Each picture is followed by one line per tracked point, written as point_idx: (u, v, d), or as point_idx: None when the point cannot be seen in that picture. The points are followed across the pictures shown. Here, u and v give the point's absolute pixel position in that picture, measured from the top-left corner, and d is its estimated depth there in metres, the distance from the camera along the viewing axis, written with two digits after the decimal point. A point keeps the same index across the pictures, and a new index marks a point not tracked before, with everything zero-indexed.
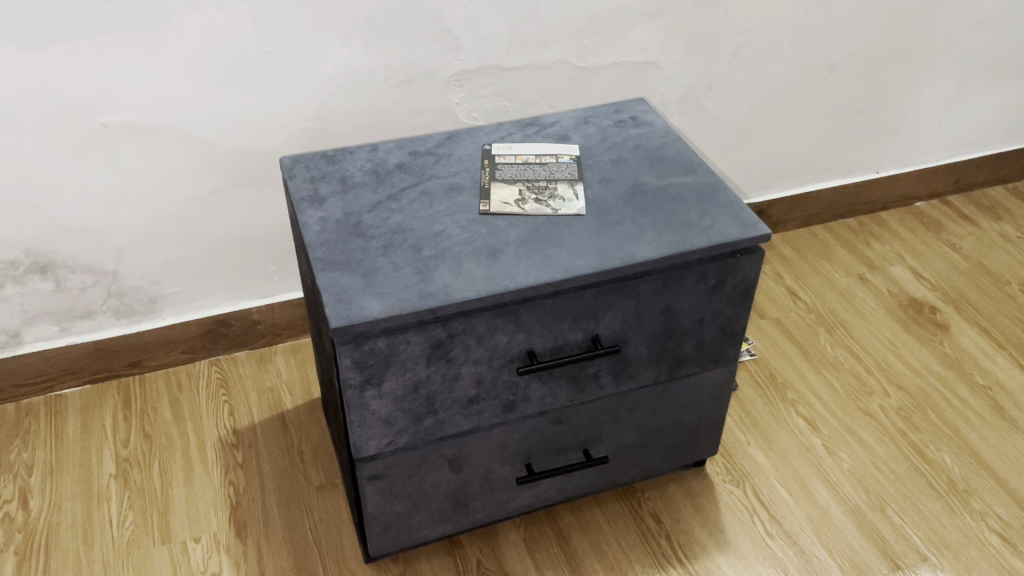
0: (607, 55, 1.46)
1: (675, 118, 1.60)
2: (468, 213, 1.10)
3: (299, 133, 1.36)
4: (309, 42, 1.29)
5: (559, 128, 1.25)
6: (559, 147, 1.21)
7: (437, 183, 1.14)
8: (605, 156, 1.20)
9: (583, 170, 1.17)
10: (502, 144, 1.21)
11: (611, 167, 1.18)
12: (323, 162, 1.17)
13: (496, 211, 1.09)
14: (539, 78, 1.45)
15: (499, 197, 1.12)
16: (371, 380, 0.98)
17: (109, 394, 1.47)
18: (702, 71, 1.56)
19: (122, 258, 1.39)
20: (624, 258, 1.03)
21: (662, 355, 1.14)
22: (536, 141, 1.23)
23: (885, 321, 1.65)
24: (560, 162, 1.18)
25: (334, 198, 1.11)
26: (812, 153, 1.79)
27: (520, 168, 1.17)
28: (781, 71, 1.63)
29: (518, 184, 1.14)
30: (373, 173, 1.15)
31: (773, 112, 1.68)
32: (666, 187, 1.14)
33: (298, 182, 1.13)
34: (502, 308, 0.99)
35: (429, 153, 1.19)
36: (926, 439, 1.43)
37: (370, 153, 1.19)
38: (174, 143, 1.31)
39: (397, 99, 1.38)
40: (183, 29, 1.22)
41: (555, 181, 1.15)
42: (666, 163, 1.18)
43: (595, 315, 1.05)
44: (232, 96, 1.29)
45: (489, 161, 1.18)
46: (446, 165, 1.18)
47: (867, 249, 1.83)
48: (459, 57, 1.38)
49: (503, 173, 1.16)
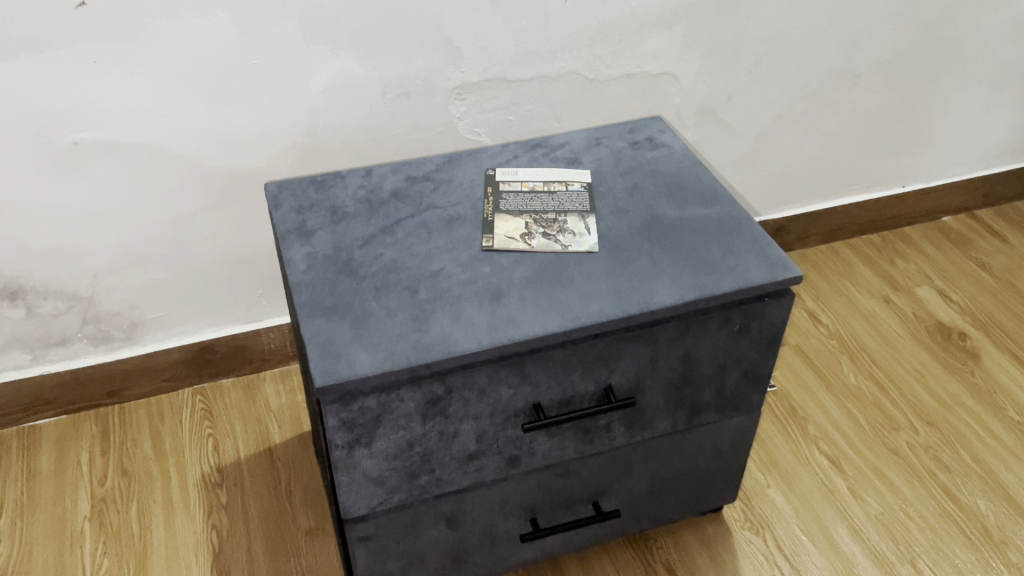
0: (620, 65, 1.36)
1: (691, 131, 1.49)
2: (469, 249, 1.00)
3: (288, 151, 1.27)
4: (298, 54, 1.18)
5: (569, 151, 1.15)
6: (569, 173, 1.11)
7: (435, 214, 1.05)
8: (618, 182, 1.10)
9: (595, 200, 1.07)
10: (507, 170, 1.12)
11: (625, 196, 1.08)
12: (312, 189, 1.07)
13: (500, 247, 1.00)
14: (546, 90, 1.34)
15: (502, 231, 1.02)
16: (360, 439, 0.89)
17: (86, 426, 1.38)
18: (721, 81, 1.45)
19: (98, 283, 1.29)
20: (640, 304, 0.93)
21: (679, 404, 1.04)
22: (544, 166, 1.13)
23: (911, 348, 1.55)
24: (570, 191, 1.09)
25: (323, 231, 1.01)
26: (835, 168, 1.68)
27: (526, 197, 1.08)
28: (804, 81, 1.52)
29: (524, 216, 1.05)
30: (366, 202, 1.06)
31: (795, 124, 1.58)
32: (686, 219, 1.04)
33: (284, 212, 1.04)
34: (506, 360, 0.90)
35: (427, 180, 1.10)
36: (958, 481, 1.34)
37: (363, 179, 1.10)
38: (152, 163, 1.21)
39: (394, 114, 1.28)
40: (160, 40, 1.11)
41: (565, 212, 1.05)
42: (685, 191, 1.09)
43: (608, 364, 0.95)
44: (214, 111, 1.19)
45: (492, 189, 1.09)
46: (444, 193, 1.08)
47: (890, 267, 1.73)
48: (460, 70, 1.27)
49: (508, 204, 1.06)
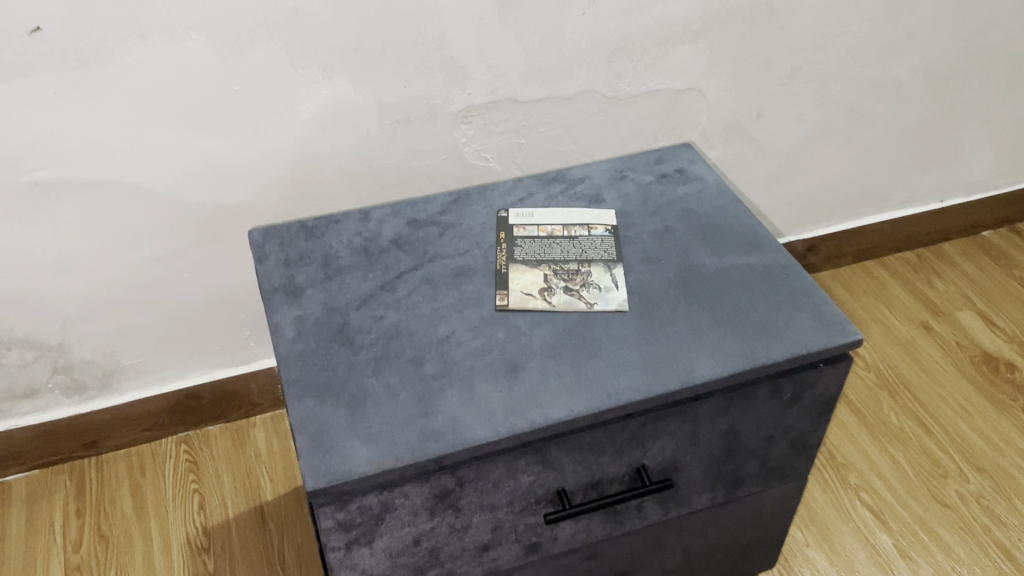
0: (641, 82, 1.23)
1: (718, 150, 1.37)
2: (481, 309, 0.88)
3: (275, 184, 1.14)
4: (284, 78, 1.05)
5: (590, 187, 1.03)
6: (592, 214, 0.99)
7: (441, 266, 0.93)
8: (647, 224, 0.98)
9: (622, 246, 0.95)
10: (521, 210, 1.00)
11: (656, 241, 0.96)
12: (301, 237, 0.95)
13: (516, 307, 0.88)
14: (561, 111, 1.22)
15: (518, 286, 0.90)
16: (359, 540, 0.78)
17: (61, 482, 1.27)
18: (751, 96, 1.32)
19: (68, 330, 1.17)
20: (679, 378, 0.81)
21: (719, 477, 0.93)
22: (563, 205, 1.01)
23: (955, 381, 1.43)
24: (593, 235, 0.96)
25: (314, 289, 0.89)
26: (871, 184, 1.55)
27: (544, 244, 0.95)
28: (840, 93, 1.38)
29: (542, 267, 0.93)
30: (363, 252, 0.94)
31: (830, 140, 1.44)
32: (725, 269, 0.92)
33: (270, 265, 0.92)
34: (526, 447, 0.78)
35: (432, 224, 0.98)
36: (1014, 536, 1.22)
37: (360, 223, 0.97)
38: (125, 202, 1.09)
39: (393, 141, 1.16)
40: (128, 68, 0.98)
41: (588, 262, 0.93)
42: (723, 235, 0.96)
43: (642, 444, 0.83)
44: (190, 143, 1.06)
45: (506, 234, 0.96)
46: (451, 240, 0.96)
47: (928, 289, 1.61)
48: (466, 91, 1.14)
49: (523, 252, 0.94)
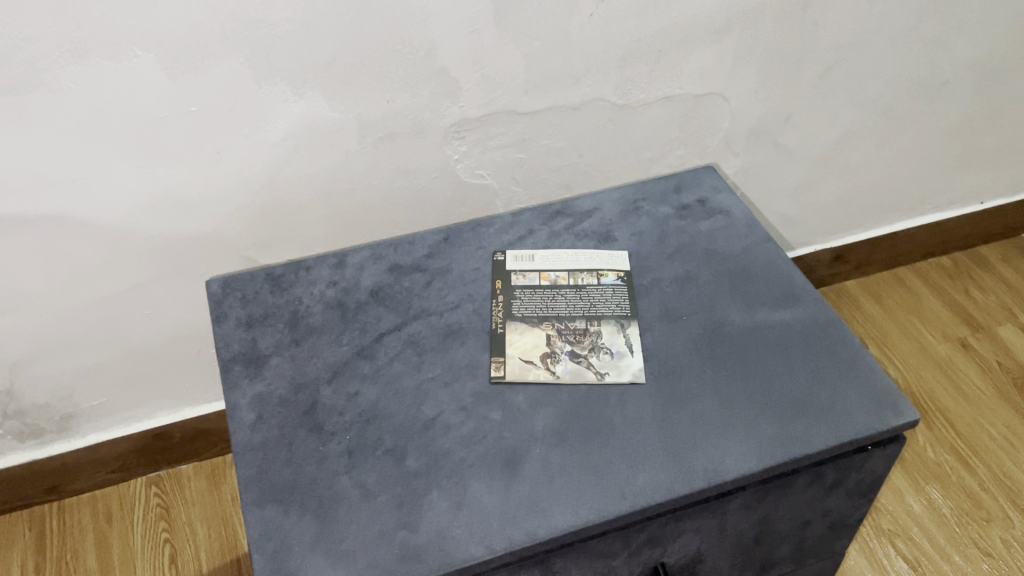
0: (656, 88, 1.09)
1: (740, 158, 1.23)
2: (474, 381, 0.75)
3: (244, 212, 1.01)
4: (248, 97, 0.91)
5: (599, 222, 0.90)
6: (602, 256, 0.86)
7: (427, 324, 0.80)
8: (665, 270, 0.85)
9: (637, 299, 0.82)
10: (520, 252, 0.87)
11: (676, 293, 0.83)
12: (267, 291, 0.83)
13: (514, 379, 0.75)
14: (566, 121, 1.08)
15: (517, 351, 0.78)
16: None
17: (20, 531, 1.16)
18: (779, 99, 1.18)
19: (17, 375, 1.05)
20: (706, 473, 0.69)
21: (748, 564, 0.81)
22: (568, 245, 0.88)
23: (998, 408, 1.31)
24: (604, 284, 0.84)
25: (279, 359, 0.77)
26: (906, 188, 1.41)
27: (547, 296, 0.83)
28: (878, 93, 1.23)
29: (544, 326, 0.80)
30: (337, 309, 0.81)
31: (864, 143, 1.30)
32: (757, 329, 0.80)
33: (230, 326, 0.80)
34: (526, 560, 0.66)
35: (417, 270, 0.85)
36: None
37: (334, 271, 0.85)
38: (72, 238, 0.96)
39: (376, 160, 1.02)
40: (65, 91, 0.85)
41: (598, 319, 0.80)
42: (754, 285, 0.84)
43: (661, 544, 0.72)
44: (144, 171, 0.93)
45: (503, 283, 0.84)
46: (440, 291, 0.83)
47: (966, 300, 1.47)
48: (458, 103, 1.00)
49: (523, 307, 0.82)
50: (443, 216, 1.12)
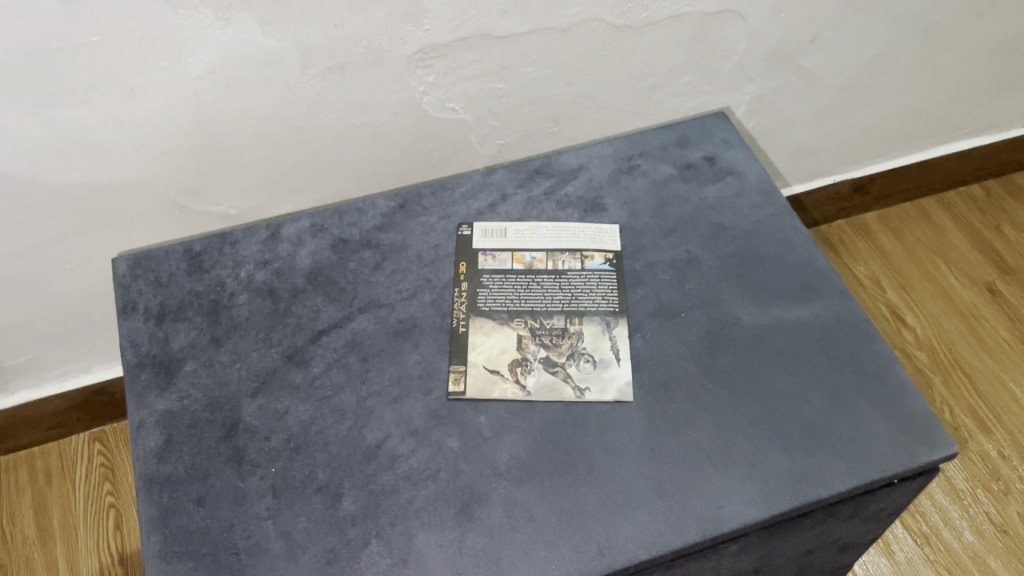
0: (662, 6, 0.91)
1: (755, 84, 1.06)
2: (428, 397, 0.63)
3: (171, 154, 0.86)
4: (161, 24, 0.74)
5: (586, 185, 0.75)
6: (588, 232, 0.72)
7: (374, 320, 0.67)
8: (662, 252, 0.71)
9: (627, 289, 0.69)
10: (490, 225, 0.72)
11: (674, 282, 0.69)
12: (184, 272, 0.70)
13: (475, 395, 0.63)
14: (552, 46, 0.91)
15: (481, 358, 0.65)
16: None
17: None
18: (806, 17, 1.00)
19: None
20: (698, 524, 0.57)
21: None
22: (548, 216, 0.73)
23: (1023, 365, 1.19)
24: (588, 269, 0.70)
25: (195, 363, 0.64)
26: (940, 114, 1.24)
27: (520, 284, 0.69)
28: (921, 8, 1.05)
29: (515, 324, 0.67)
30: (267, 298, 0.68)
31: (897, 65, 1.13)
32: (768, 330, 0.67)
33: (137, 318, 0.67)
34: None
35: (365, 248, 0.71)
36: None
37: (265, 246, 0.71)
38: None
39: (325, 94, 0.86)
40: None
41: (579, 316, 0.67)
42: (767, 272, 0.70)
43: None
44: (41, 112, 0.78)
45: (467, 265, 0.70)
46: (392, 275, 0.70)
47: (996, 237, 1.33)
48: (422, 28, 0.83)
49: (491, 298, 0.68)
50: (409, 154, 0.97)
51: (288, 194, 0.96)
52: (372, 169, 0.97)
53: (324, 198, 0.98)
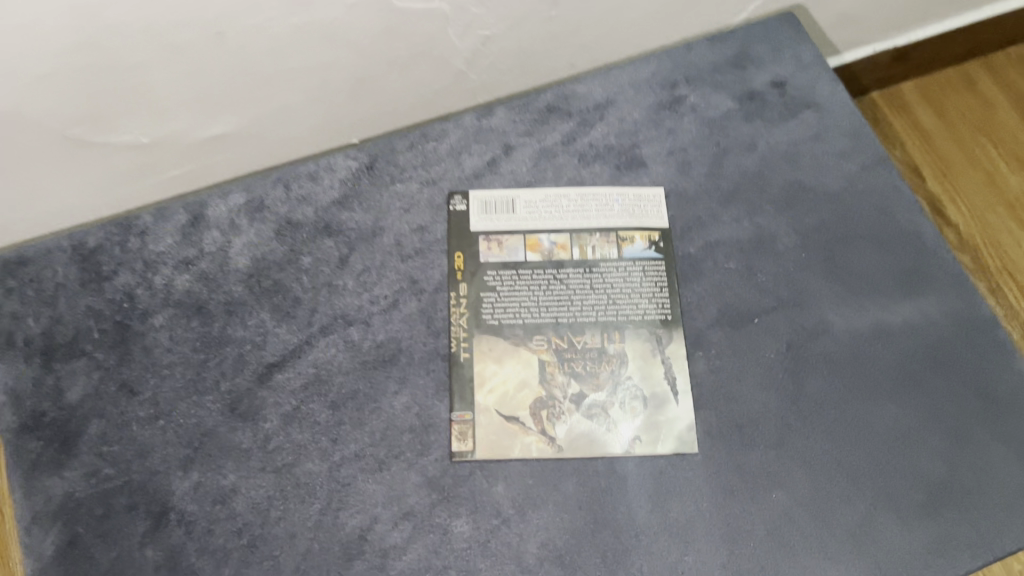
0: None
1: None
2: (425, 458, 0.47)
3: None
4: None
5: (618, 128, 0.56)
6: (623, 202, 0.54)
7: (344, 347, 0.49)
8: (723, 227, 0.53)
9: (679, 285, 0.52)
10: (492, 196, 0.54)
11: (741, 272, 0.52)
12: (74, 282, 0.51)
13: (489, 455, 0.47)
14: None
15: (492, 399, 0.48)
16: None
17: None
18: None
19: None
20: None
21: None
22: (570, 178, 0.54)
23: None
24: (627, 258, 0.52)
25: (101, 423, 0.48)
26: None
27: (537, 284, 0.51)
28: None
29: (535, 344, 0.50)
30: (193, 318, 0.50)
31: None
32: (866, 341, 0.51)
33: (18, 356, 0.50)
34: None
35: (323, 236, 0.52)
36: None
37: (186, 237, 0.52)
38: None
39: None
40: None
41: (619, 330, 0.50)
42: (860, 252, 0.53)
43: None
44: None
45: (466, 258, 0.52)
46: (363, 276, 0.51)
47: None
48: None
49: (499, 307, 0.51)
50: (409, 75, 0.52)
51: (195, 130, 0.50)
52: (359, 71, 0.51)
53: (268, 140, 0.53)
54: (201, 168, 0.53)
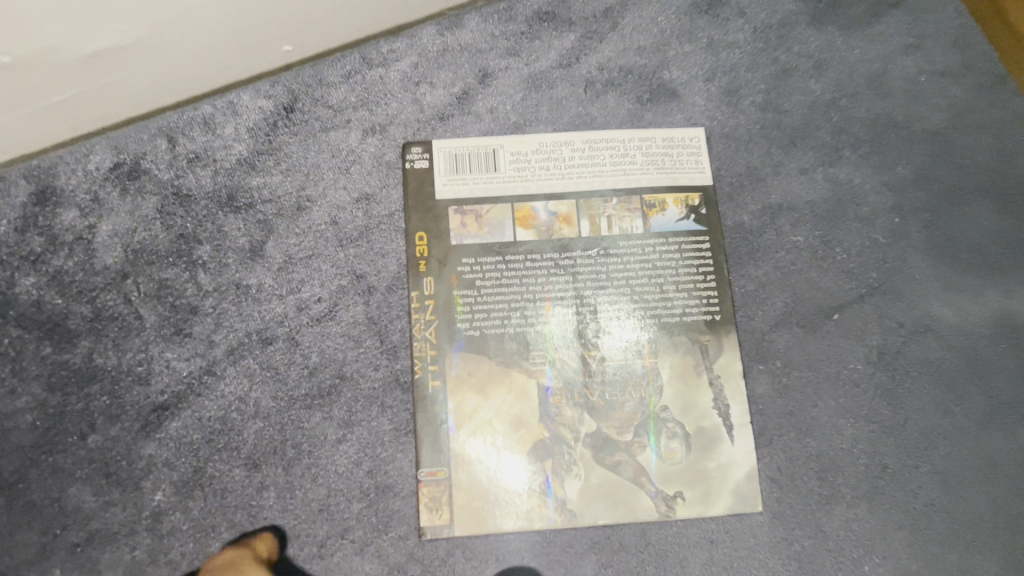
0: None
1: None
2: (383, 536, 0.34)
3: None
4: None
5: (639, 41, 0.40)
6: (649, 150, 0.38)
7: (262, 378, 0.35)
8: (787, 184, 0.39)
9: (730, 270, 0.37)
10: (465, 147, 0.38)
11: (813, 250, 0.38)
12: None
13: (473, 530, 0.34)
14: None
15: (474, 447, 0.35)
16: None
17: None
18: None
19: None
20: None
21: None
22: (573, 117, 0.39)
23: None
24: (656, 233, 0.37)
25: None
26: None
27: (533, 276, 0.36)
28: None
29: (533, 364, 0.35)
30: (44, 341, 0.35)
31: None
32: (986, 342, 0.37)
33: None
34: None
35: (226, 213, 0.37)
36: None
37: (30, 220, 0.37)
38: None
39: None
40: None
41: (649, 339, 0.36)
42: (974, 215, 0.38)
43: None
44: None
45: (430, 240, 0.37)
46: (286, 272, 0.36)
47: None
48: None
49: (480, 311, 0.36)
50: None
51: (71, 45, 0.31)
52: None
53: (163, 54, 0.34)
54: (92, 91, 0.34)
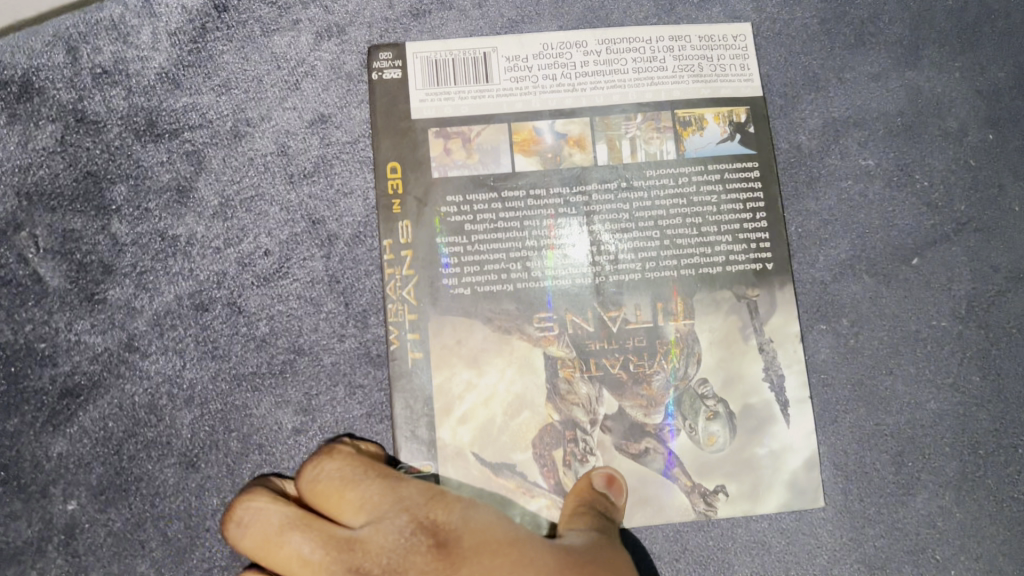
0: None
1: None
2: None
3: None
4: None
5: None
6: (682, 54, 0.30)
7: (196, 354, 0.28)
8: (855, 93, 0.30)
9: (784, 207, 0.29)
10: (447, 52, 0.30)
11: (887, 177, 0.30)
12: None
13: None
14: None
15: (466, 437, 0.28)
16: None
17: None
18: None
19: None
20: None
21: None
22: (585, 10, 0.30)
23: None
24: (691, 160, 0.29)
25: None
26: None
27: (536, 218, 0.29)
28: None
29: (538, 331, 0.28)
30: None
31: None
32: None
33: None
34: None
35: (145, 144, 0.29)
36: None
37: None
38: None
39: None
40: None
41: (683, 295, 0.29)
42: None
43: None
44: None
45: (404, 175, 0.29)
46: (223, 219, 0.29)
47: None
48: None
49: (471, 266, 0.28)
50: None
51: None
52: None
53: None
54: None
